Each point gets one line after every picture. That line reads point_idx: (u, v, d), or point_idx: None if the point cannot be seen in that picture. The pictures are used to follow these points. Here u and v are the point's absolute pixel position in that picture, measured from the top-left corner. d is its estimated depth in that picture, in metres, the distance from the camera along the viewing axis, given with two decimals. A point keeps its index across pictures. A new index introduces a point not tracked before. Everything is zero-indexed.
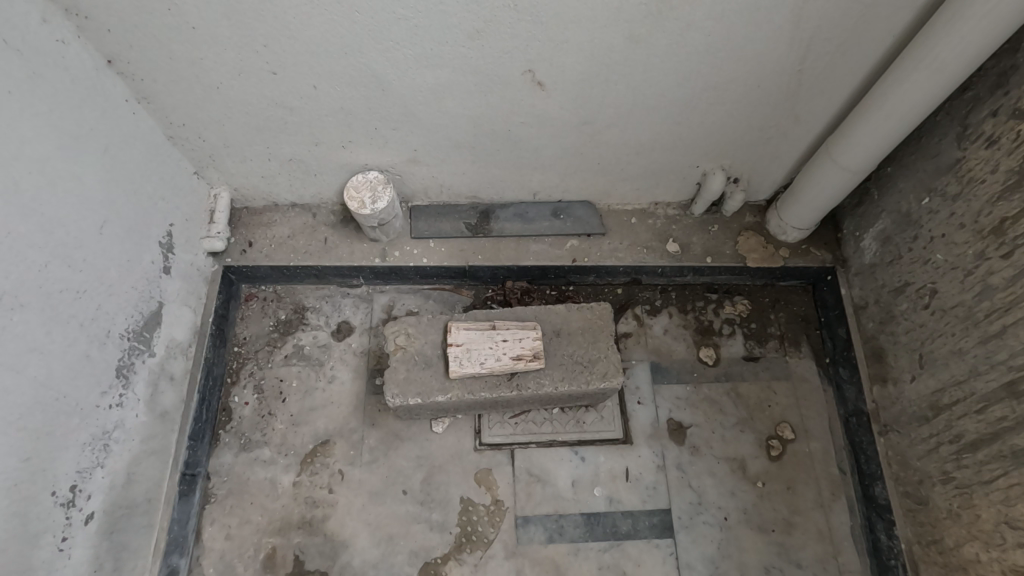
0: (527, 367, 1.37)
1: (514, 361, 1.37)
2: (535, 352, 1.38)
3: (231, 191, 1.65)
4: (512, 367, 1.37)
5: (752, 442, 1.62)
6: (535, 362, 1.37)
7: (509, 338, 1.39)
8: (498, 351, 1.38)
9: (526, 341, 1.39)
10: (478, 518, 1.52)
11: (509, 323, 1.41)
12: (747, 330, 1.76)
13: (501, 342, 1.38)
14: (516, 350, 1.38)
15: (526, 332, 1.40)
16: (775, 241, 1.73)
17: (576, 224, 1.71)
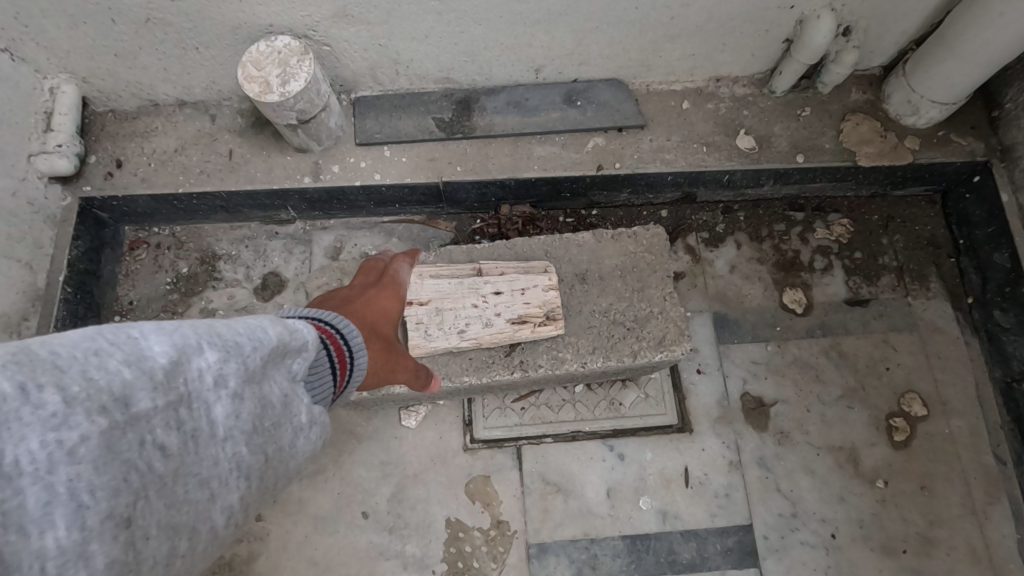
0: (541, 333, 0.85)
1: (515, 326, 0.85)
2: (551, 308, 0.86)
3: (79, 83, 1.10)
4: (512, 335, 0.85)
5: (865, 424, 1.11)
6: (549, 327, 0.85)
7: (505, 288, 0.86)
8: (489, 308, 0.86)
9: (534, 291, 0.86)
10: (473, 549, 1.04)
11: (503, 264, 0.89)
12: (849, 262, 1.22)
13: (492, 297, 0.86)
14: (519, 309, 0.85)
15: (534, 277, 0.87)
16: (898, 127, 1.16)
17: (600, 114, 1.15)
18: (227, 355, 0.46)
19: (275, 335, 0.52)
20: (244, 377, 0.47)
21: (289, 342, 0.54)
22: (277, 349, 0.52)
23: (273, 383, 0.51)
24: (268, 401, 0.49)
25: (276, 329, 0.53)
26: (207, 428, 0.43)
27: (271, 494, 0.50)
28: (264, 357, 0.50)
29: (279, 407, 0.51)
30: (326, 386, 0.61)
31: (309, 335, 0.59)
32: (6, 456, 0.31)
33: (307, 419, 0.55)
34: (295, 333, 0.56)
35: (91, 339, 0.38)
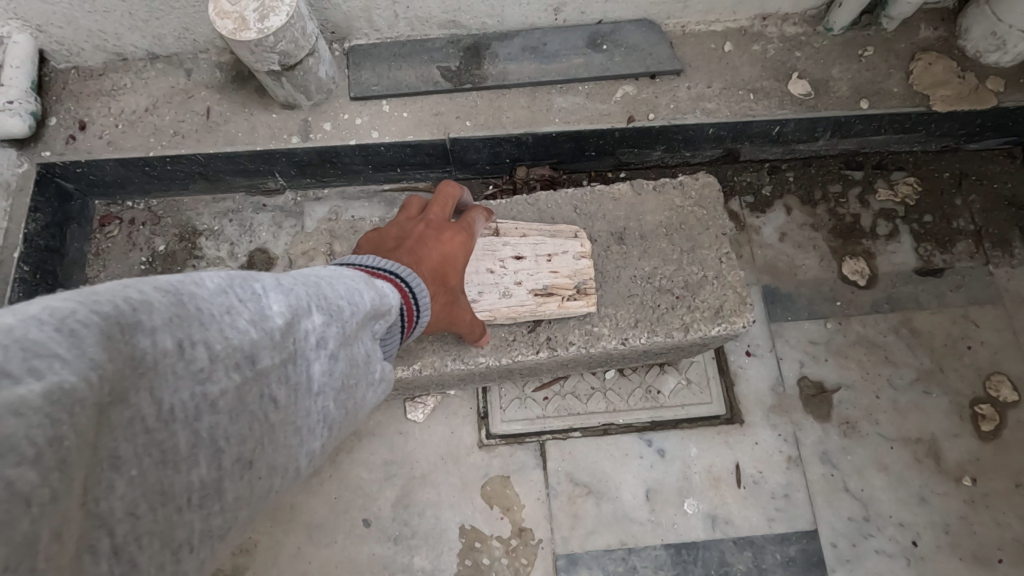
0: (572, 309, 0.71)
1: (539, 300, 0.71)
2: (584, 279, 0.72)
3: (33, 32, 0.96)
4: (535, 311, 0.70)
5: (946, 411, 0.95)
6: (580, 303, 0.71)
7: (528, 252, 0.72)
8: (508, 276, 0.71)
9: (564, 258, 0.72)
10: (492, 562, 0.90)
11: (522, 224, 0.74)
12: (918, 226, 1.06)
13: (512, 262, 0.71)
14: (545, 279, 0.71)
15: (563, 240, 0.72)
16: (978, 67, 1.00)
17: (629, 58, 1.00)
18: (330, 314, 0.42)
19: (368, 295, 0.48)
20: (342, 338, 0.43)
21: (377, 302, 0.49)
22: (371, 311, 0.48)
23: (362, 346, 0.47)
24: (355, 363, 0.45)
25: (368, 288, 0.49)
26: (310, 392, 0.39)
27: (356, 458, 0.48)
28: (358, 317, 0.46)
29: (365, 371, 0.47)
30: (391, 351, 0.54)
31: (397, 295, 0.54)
32: (139, 411, 0.27)
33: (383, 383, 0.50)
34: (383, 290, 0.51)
35: (218, 284, 0.33)
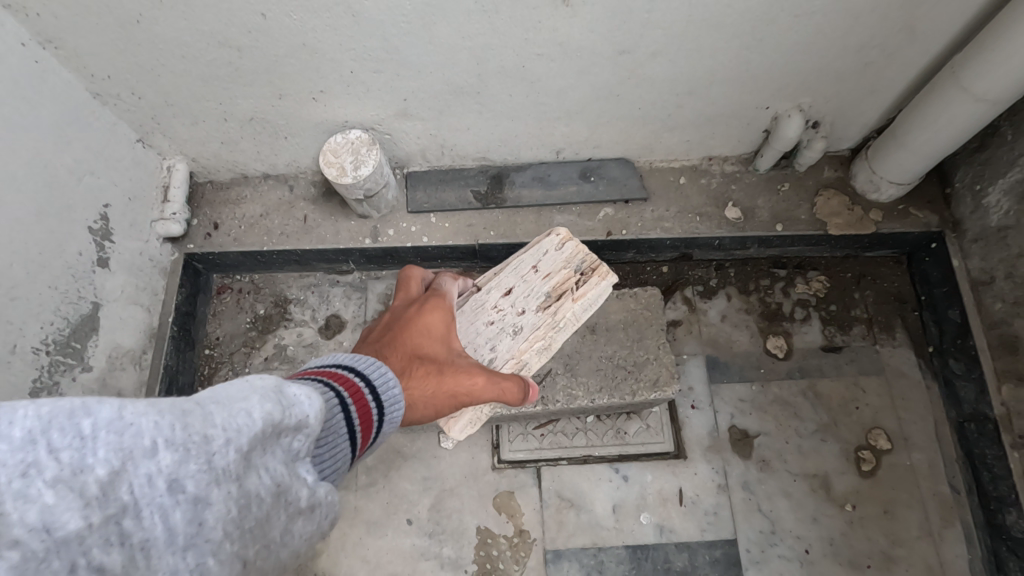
0: (593, 285, 1.01)
1: (552, 297, 1.02)
2: (574, 262, 1.04)
3: (188, 162, 1.36)
4: (556, 303, 1.01)
5: (836, 455, 1.30)
6: (586, 279, 1.02)
7: (513, 283, 1.05)
8: (525, 300, 1.03)
9: (548, 264, 1.04)
10: (500, 552, 1.24)
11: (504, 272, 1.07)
12: (826, 313, 1.42)
13: (507, 297, 1.04)
14: (542, 288, 1.03)
15: (534, 258, 1.06)
16: (865, 201, 1.37)
17: (610, 188, 1.38)
18: (258, 436, 0.44)
19: (269, 414, 0.45)
20: (255, 462, 0.44)
21: (293, 416, 0.47)
22: (270, 430, 0.45)
23: (264, 467, 0.45)
24: (258, 489, 0.44)
25: (273, 405, 0.45)
26: (200, 530, 0.39)
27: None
28: (275, 433, 0.46)
29: (291, 486, 0.47)
30: (344, 454, 0.64)
31: (307, 413, 0.49)
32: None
33: (313, 494, 0.50)
34: (288, 403, 0.47)
35: (140, 422, 0.37)
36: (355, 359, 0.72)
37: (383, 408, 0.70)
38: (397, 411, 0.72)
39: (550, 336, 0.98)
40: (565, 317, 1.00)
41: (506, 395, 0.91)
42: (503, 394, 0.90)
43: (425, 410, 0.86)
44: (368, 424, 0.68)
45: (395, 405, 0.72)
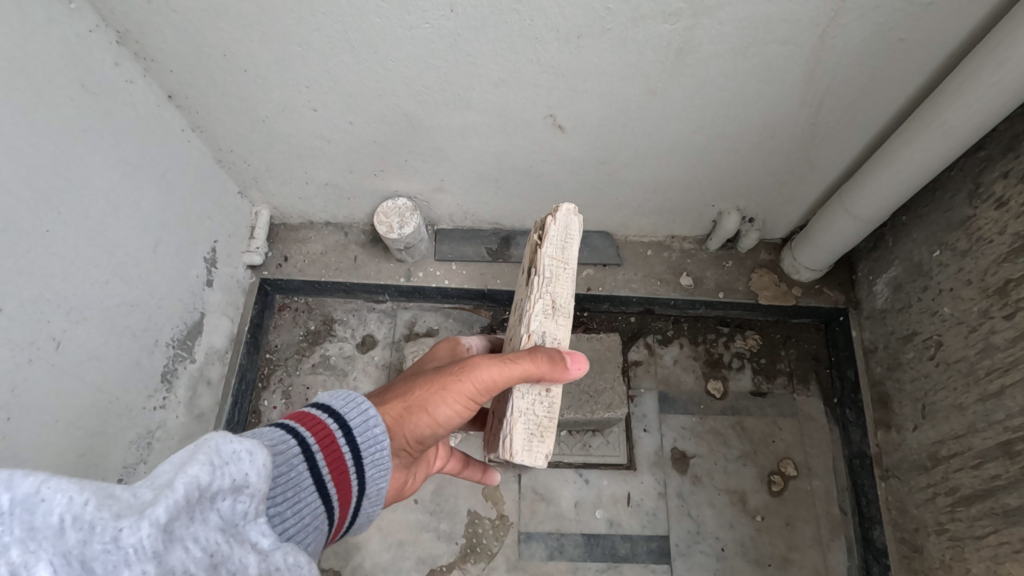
0: (560, 224, 1.06)
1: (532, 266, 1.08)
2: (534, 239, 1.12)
3: (270, 209, 1.77)
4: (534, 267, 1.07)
5: (753, 477, 1.65)
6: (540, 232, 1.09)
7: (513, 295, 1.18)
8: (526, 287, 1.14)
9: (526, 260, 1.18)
10: (484, 531, 1.60)
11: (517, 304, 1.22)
12: (757, 365, 1.79)
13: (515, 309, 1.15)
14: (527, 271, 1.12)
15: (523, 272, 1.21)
16: (789, 279, 1.76)
17: (593, 254, 1.78)
18: (175, 508, 0.49)
19: (200, 480, 0.52)
20: (176, 537, 0.49)
21: (223, 481, 0.54)
22: (196, 497, 0.51)
23: (193, 537, 0.50)
24: (187, 562, 0.49)
25: (206, 469, 0.52)
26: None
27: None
28: (202, 501, 0.52)
29: (229, 554, 0.53)
30: (310, 499, 0.75)
31: (248, 473, 0.56)
32: None
33: (258, 560, 0.55)
34: (239, 462, 0.56)
35: (57, 508, 0.45)
36: (342, 395, 0.86)
37: (357, 445, 0.83)
38: (378, 447, 0.85)
39: (549, 292, 1.03)
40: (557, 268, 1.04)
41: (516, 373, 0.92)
42: (503, 374, 0.92)
43: (416, 416, 0.95)
44: (339, 460, 0.81)
45: (375, 441, 0.85)
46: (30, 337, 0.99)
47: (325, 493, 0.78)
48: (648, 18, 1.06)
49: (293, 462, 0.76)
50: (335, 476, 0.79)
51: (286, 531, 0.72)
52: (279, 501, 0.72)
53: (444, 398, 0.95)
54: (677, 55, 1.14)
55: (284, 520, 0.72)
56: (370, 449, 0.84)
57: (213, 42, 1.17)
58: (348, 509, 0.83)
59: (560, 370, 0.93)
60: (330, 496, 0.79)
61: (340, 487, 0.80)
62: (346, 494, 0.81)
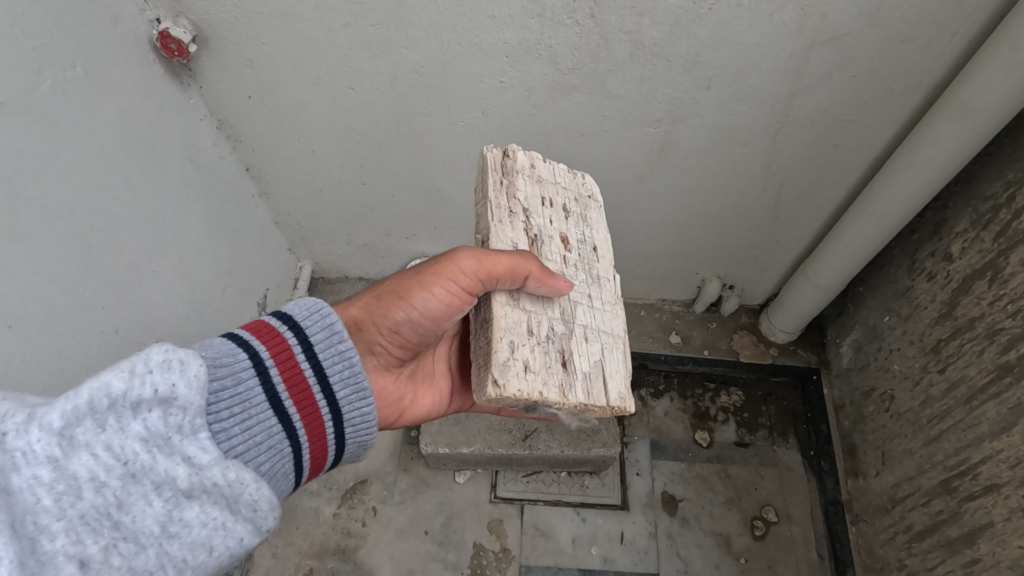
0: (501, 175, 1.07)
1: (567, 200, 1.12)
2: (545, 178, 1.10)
3: (313, 264, 2.04)
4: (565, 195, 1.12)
5: (737, 521, 1.79)
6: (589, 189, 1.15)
7: None
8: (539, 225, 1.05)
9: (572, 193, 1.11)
10: (487, 562, 1.73)
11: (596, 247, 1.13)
12: (740, 418, 1.96)
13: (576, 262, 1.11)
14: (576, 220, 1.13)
15: (593, 214, 1.12)
16: (767, 340, 1.99)
17: None
18: (76, 417, 0.61)
19: (114, 390, 0.63)
20: (80, 445, 0.61)
21: (143, 392, 0.64)
22: (107, 404, 0.62)
23: (105, 442, 0.62)
24: (91, 466, 0.61)
25: (119, 379, 0.63)
26: (24, 499, 0.57)
27: (131, 567, 0.63)
28: (114, 413, 0.63)
29: (151, 462, 0.65)
30: (262, 415, 0.82)
31: (174, 384, 0.67)
32: None
33: (187, 470, 0.68)
34: (167, 373, 0.66)
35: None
36: (305, 307, 0.92)
37: (319, 362, 0.89)
38: (341, 362, 0.91)
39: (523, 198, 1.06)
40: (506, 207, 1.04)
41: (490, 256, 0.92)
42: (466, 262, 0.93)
43: (385, 304, 1.00)
44: (299, 378, 0.87)
45: (341, 356, 0.91)
46: (132, 355, 1.24)
47: (282, 410, 0.85)
48: (636, 123, 1.35)
49: (240, 375, 0.82)
50: (294, 393, 0.87)
51: (234, 447, 0.78)
52: (228, 418, 0.78)
53: (411, 288, 0.99)
54: (660, 151, 1.43)
55: (232, 436, 0.78)
56: (333, 366, 0.91)
57: (291, 131, 1.47)
58: (321, 429, 0.90)
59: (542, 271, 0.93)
60: (291, 416, 0.87)
61: (300, 404, 0.87)
62: (312, 415, 0.89)
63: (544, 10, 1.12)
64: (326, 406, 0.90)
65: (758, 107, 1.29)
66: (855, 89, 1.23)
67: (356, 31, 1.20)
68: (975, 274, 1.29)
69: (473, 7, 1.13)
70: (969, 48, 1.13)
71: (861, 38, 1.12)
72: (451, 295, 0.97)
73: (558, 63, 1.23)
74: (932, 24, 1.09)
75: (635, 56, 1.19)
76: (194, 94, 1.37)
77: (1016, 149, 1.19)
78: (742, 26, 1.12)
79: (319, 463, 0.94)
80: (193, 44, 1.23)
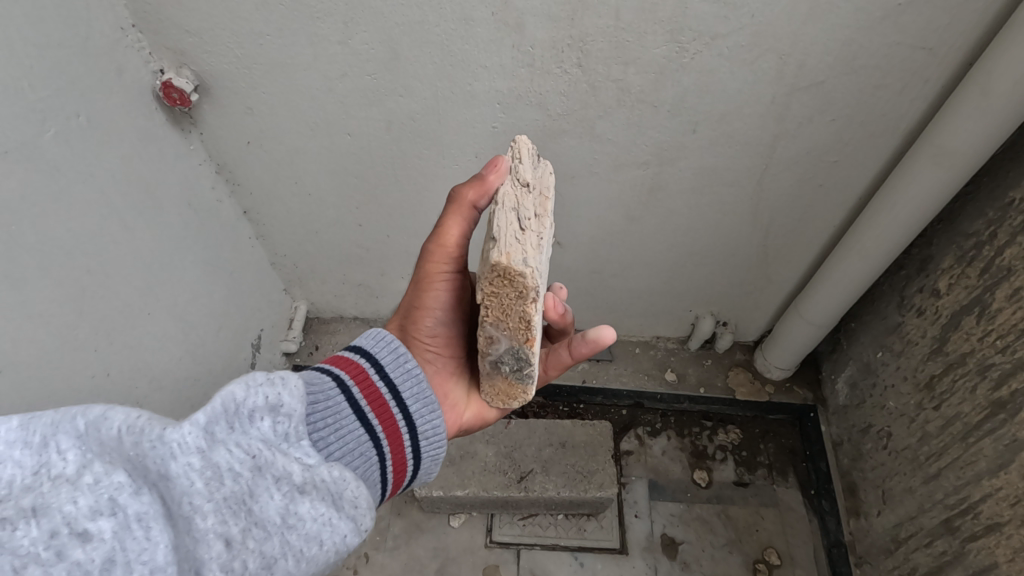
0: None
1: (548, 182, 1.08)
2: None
3: (308, 304, 2.04)
4: None
5: (739, 564, 1.75)
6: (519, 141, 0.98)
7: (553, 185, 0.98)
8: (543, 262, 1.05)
9: None
10: None
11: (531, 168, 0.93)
12: (738, 457, 1.94)
13: None
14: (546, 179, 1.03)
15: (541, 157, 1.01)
16: (762, 377, 1.98)
17: None
18: (215, 415, 0.61)
19: (237, 396, 0.63)
20: (218, 440, 0.60)
21: (257, 399, 0.65)
22: (235, 407, 0.63)
23: (235, 441, 0.61)
24: (229, 459, 0.60)
25: (241, 386, 0.64)
26: (180, 485, 0.56)
27: (264, 554, 0.60)
28: (242, 413, 0.63)
29: (274, 456, 0.64)
30: (353, 427, 0.81)
31: (281, 393, 0.67)
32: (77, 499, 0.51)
33: (301, 467, 0.66)
34: (274, 385, 0.68)
35: (116, 421, 0.56)
36: (369, 334, 0.94)
37: (392, 379, 0.90)
38: (411, 378, 0.91)
39: None
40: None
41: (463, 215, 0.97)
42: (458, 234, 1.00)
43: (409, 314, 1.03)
44: (378, 396, 0.88)
45: (409, 373, 0.91)
46: (123, 398, 1.24)
47: (366, 422, 0.84)
48: (625, 165, 1.39)
49: (329, 392, 0.83)
50: (374, 408, 0.86)
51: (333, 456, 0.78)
52: (324, 428, 0.78)
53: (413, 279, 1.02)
54: (650, 192, 1.46)
55: (329, 445, 0.78)
56: (405, 384, 0.90)
57: (289, 175, 1.50)
58: (401, 443, 0.88)
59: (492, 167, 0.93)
60: (376, 430, 0.85)
61: (381, 418, 0.86)
62: (394, 429, 0.87)
63: (533, 59, 1.17)
64: (403, 421, 0.89)
65: (743, 149, 1.33)
66: (836, 132, 1.27)
67: (353, 80, 1.24)
68: (963, 310, 1.30)
69: (465, 57, 1.18)
70: (941, 92, 1.18)
71: (838, 85, 1.17)
72: (448, 280, 1.00)
73: (548, 109, 1.27)
74: (904, 71, 1.14)
75: (622, 101, 1.24)
76: (195, 140, 1.40)
77: (994, 188, 1.22)
78: (723, 74, 1.17)
79: (403, 478, 0.90)
80: (195, 93, 1.27)
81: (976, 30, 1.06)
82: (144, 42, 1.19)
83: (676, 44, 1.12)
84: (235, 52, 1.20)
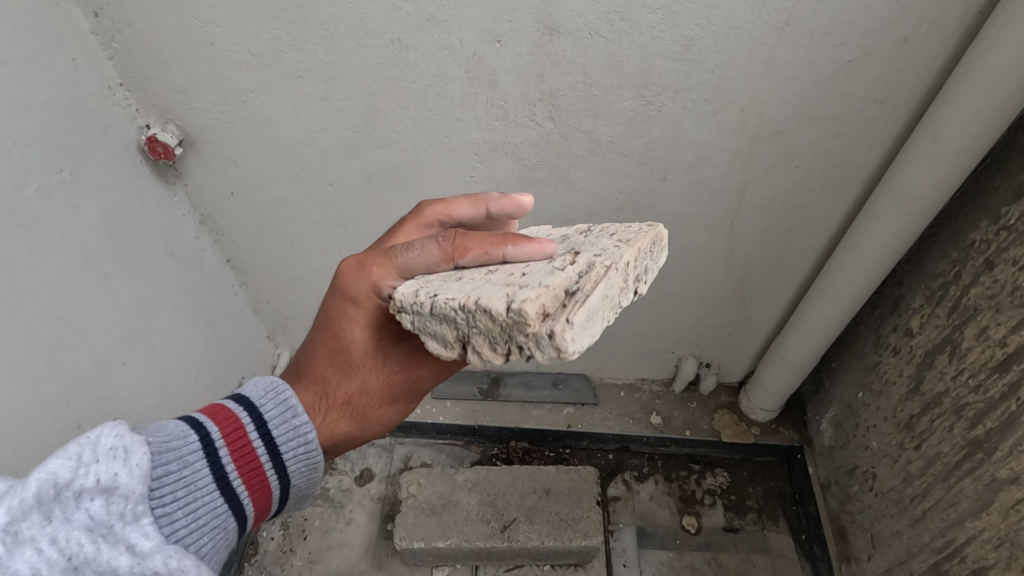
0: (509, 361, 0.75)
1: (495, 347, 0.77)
2: (448, 300, 0.73)
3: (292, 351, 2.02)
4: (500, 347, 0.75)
5: None
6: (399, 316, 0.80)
7: None
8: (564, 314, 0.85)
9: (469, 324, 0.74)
10: None
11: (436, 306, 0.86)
12: (727, 501, 1.90)
13: None
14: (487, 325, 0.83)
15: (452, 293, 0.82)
16: (747, 419, 1.97)
17: (571, 394, 2.04)
18: (19, 512, 0.63)
19: (58, 481, 0.66)
20: (24, 540, 0.63)
21: (84, 483, 0.67)
22: (51, 494, 0.65)
23: (44, 539, 0.64)
24: (35, 561, 0.63)
25: (65, 469, 0.66)
26: None
27: None
28: (60, 504, 0.66)
29: (95, 553, 0.66)
30: (208, 498, 0.82)
31: (117, 474, 0.71)
32: None
33: (130, 560, 0.69)
34: (111, 462, 0.71)
35: None
36: (262, 386, 0.94)
37: (271, 438, 0.90)
38: (295, 438, 0.92)
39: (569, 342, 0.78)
40: (577, 295, 0.72)
41: (402, 275, 0.88)
42: (353, 270, 0.90)
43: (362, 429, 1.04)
44: (252, 456, 0.88)
45: (292, 433, 0.92)
46: None
47: (227, 488, 0.85)
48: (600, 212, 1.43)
49: (189, 459, 0.82)
50: (242, 472, 0.87)
51: (177, 533, 0.77)
52: (171, 502, 0.78)
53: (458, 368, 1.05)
54: None
55: (175, 522, 0.77)
56: (284, 441, 0.91)
57: (271, 225, 1.52)
58: (268, 500, 0.91)
59: (474, 199, 0.98)
60: (238, 494, 0.87)
61: (248, 481, 0.88)
62: (263, 489, 0.90)
63: (506, 113, 1.22)
64: (275, 480, 0.91)
65: (712, 196, 1.37)
66: (800, 178, 1.32)
67: (334, 133, 1.28)
68: (936, 348, 1.32)
69: (441, 112, 1.23)
70: (897, 140, 1.23)
71: (799, 135, 1.22)
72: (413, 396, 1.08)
73: (523, 159, 1.31)
74: (860, 121, 1.19)
75: (593, 152, 1.28)
76: (179, 192, 1.42)
77: (956, 230, 1.26)
78: (689, 124, 1.22)
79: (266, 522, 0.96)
80: (179, 146, 1.30)
81: (923, 84, 1.13)
82: (131, 100, 1.24)
83: (643, 98, 1.17)
84: (219, 108, 1.25)
